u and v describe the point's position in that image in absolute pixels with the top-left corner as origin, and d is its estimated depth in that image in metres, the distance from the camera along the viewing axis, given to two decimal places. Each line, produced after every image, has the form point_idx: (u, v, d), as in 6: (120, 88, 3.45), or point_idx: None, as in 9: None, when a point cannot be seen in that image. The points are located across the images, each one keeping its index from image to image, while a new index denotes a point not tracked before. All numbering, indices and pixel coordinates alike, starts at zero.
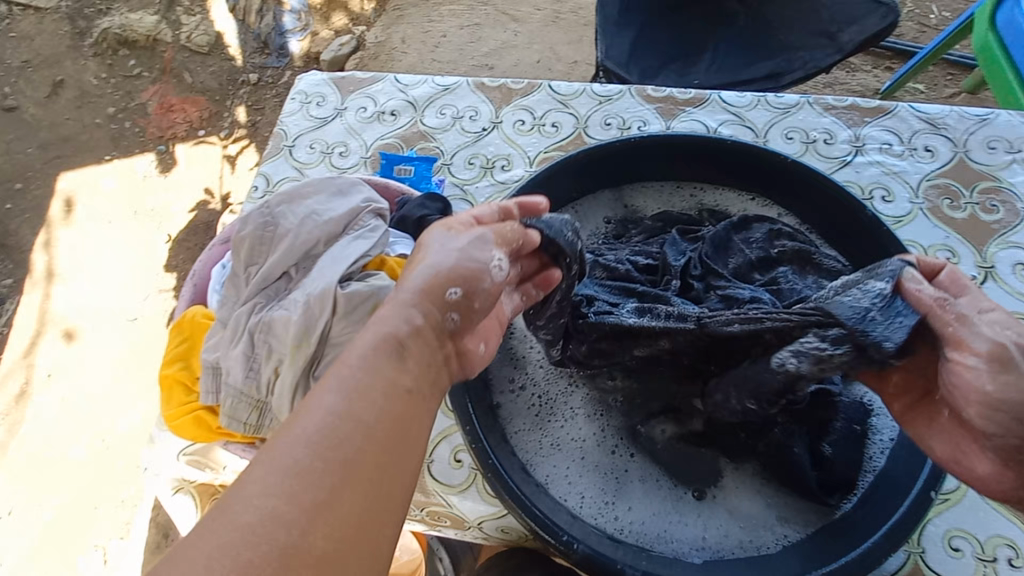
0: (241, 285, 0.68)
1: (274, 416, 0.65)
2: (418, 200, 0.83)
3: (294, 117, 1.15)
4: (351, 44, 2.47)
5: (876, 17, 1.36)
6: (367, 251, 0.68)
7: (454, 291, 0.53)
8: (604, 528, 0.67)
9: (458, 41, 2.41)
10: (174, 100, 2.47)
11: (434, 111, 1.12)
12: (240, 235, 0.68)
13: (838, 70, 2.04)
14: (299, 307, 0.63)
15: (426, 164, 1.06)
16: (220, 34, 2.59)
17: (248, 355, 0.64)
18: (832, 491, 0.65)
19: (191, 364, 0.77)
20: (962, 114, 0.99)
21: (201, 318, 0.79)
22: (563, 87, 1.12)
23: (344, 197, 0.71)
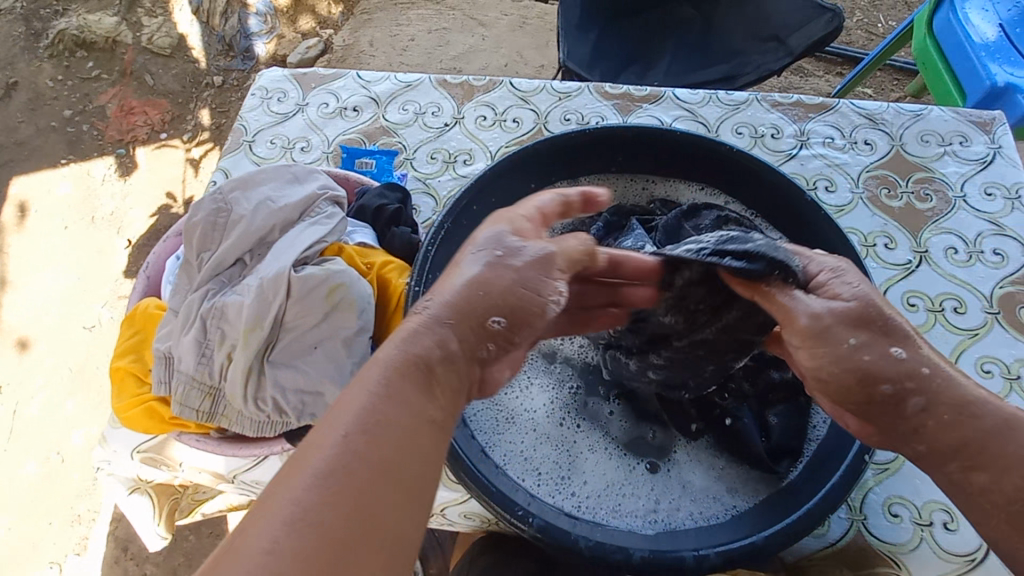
0: (193, 272, 0.68)
1: (228, 403, 0.64)
2: (377, 189, 0.84)
3: (255, 113, 1.14)
4: (318, 47, 2.46)
5: (823, 22, 1.43)
6: (322, 237, 0.68)
7: (498, 320, 0.54)
8: (559, 503, 0.68)
9: (426, 45, 2.42)
10: (135, 103, 2.41)
11: (397, 107, 1.13)
12: (192, 222, 0.67)
13: (791, 75, 2.13)
14: (252, 292, 0.63)
15: (388, 158, 1.07)
16: (183, 36, 2.54)
17: (201, 342, 0.64)
18: (779, 460, 0.69)
19: (143, 356, 0.76)
20: (898, 110, 1.05)
21: (154, 309, 0.77)
22: (524, 84, 1.14)
23: (300, 184, 0.72)
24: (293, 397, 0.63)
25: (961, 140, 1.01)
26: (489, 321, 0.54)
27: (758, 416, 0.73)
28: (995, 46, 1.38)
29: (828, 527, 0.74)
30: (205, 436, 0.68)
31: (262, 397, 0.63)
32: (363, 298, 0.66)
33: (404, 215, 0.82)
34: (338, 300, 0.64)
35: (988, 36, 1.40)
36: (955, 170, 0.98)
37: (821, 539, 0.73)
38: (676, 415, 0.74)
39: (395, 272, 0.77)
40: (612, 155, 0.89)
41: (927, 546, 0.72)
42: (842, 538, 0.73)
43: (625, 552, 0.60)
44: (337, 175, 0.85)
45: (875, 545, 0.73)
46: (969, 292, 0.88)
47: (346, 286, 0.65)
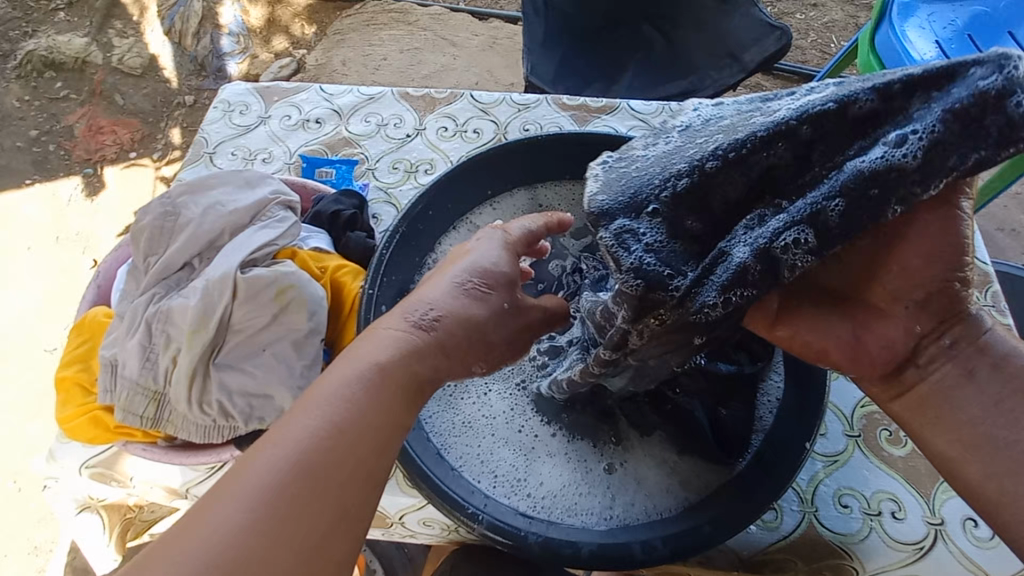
0: (141, 277, 0.68)
1: (173, 408, 0.63)
2: (333, 196, 0.85)
3: (216, 125, 1.15)
4: (291, 66, 2.48)
5: (773, 40, 1.50)
6: (273, 239, 0.69)
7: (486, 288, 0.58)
8: (514, 504, 0.68)
9: (399, 64, 2.46)
10: (104, 123, 2.39)
11: (360, 118, 1.15)
12: (139, 226, 0.67)
13: (750, 92, 2.21)
14: (198, 293, 0.63)
15: (348, 168, 1.08)
16: (155, 57, 2.54)
17: (146, 346, 0.63)
18: (729, 450, 0.69)
19: (90, 366, 0.74)
20: None
21: (101, 318, 0.76)
22: (484, 96, 1.17)
23: (251, 189, 0.72)
24: (239, 399, 0.62)
25: None
26: (471, 287, 0.58)
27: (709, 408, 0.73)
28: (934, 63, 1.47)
29: (780, 520, 0.75)
30: (152, 445, 0.67)
31: (207, 401, 0.62)
32: (314, 300, 0.66)
33: (360, 220, 0.83)
34: (286, 302, 0.64)
35: (926, 56, 1.49)
36: None
37: (774, 532, 0.74)
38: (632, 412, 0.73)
39: (350, 276, 0.77)
40: (568, 161, 0.91)
41: (876, 537, 0.73)
42: (795, 531, 0.74)
43: (573, 546, 0.61)
44: (294, 183, 0.85)
45: (826, 536, 0.74)
46: None
47: (294, 287, 0.65)
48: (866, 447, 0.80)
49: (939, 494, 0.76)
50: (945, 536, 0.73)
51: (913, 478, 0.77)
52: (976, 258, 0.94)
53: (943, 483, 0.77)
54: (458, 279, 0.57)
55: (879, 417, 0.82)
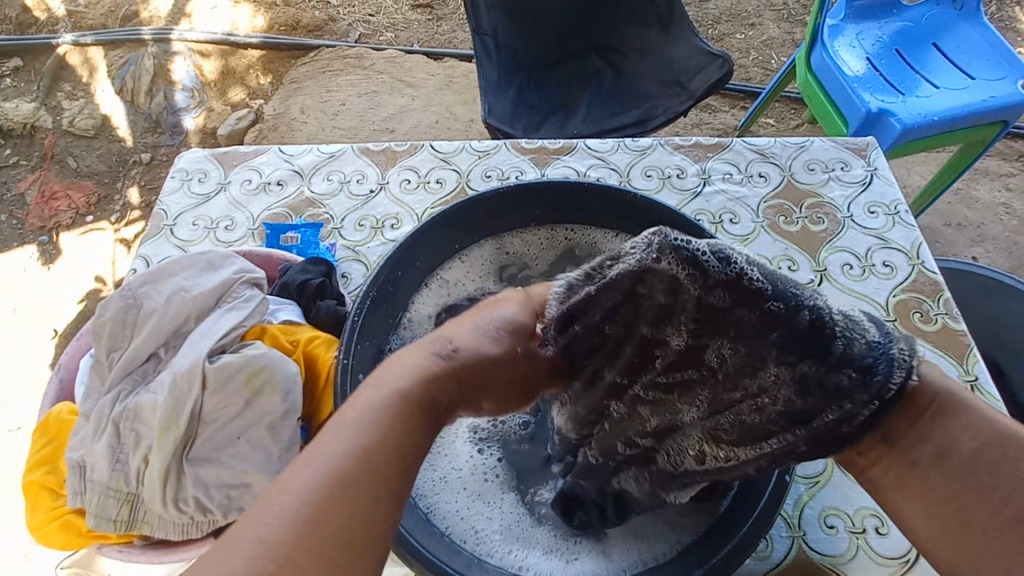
0: (105, 372, 0.66)
1: (147, 508, 0.61)
2: (300, 265, 0.84)
3: (175, 196, 1.13)
4: (249, 117, 2.48)
5: (715, 67, 1.58)
6: (240, 321, 0.68)
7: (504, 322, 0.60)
8: (507, 564, 0.67)
9: (357, 108, 2.48)
10: (57, 188, 2.33)
11: (322, 177, 1.15)
12: (100, 321, 0.66)
13: (701, 112, 2.30)
14: (166, 387, 0.61)
15: (313, 230, 1.07)
16: (107, 117, 2.49)
17: (114, 447, 0.62)
18: (713, 489, 0.69)
19: (57, 467, 0.71)
20: (784, 143, 1.15)
21: (66, 416, 0.73)
22: (444, 146, 1.19)
23: (215, 270, 0.71)
24: (217, 492, 0.61)
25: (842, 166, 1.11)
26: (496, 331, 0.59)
27: None
28: (866, 79, 1.57)
29: (771, 548, 0.76)
30: (128, 545, 0.63)
31: (183, 498, 0.60)
32: (288, 379, 0.66)
33: (329, 287, 0.83)
34: (259, 386, 0.63)
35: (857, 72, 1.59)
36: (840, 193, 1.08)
37: (767, 561, 0.75)
38: None
39: (323, 345, 0.76)
40: (534, 210, 0.91)
41: (864, 555, 0.75)
42: (786, 557, 0.75)
43: None
44: (259, 254, 0.85)
45: (817, 560, 0.75)
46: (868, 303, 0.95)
47: (265, 368, 0.64)
48: None
49: None
50: None
51: None
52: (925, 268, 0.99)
53: None
54: (484, 324, 0.59)
55: None
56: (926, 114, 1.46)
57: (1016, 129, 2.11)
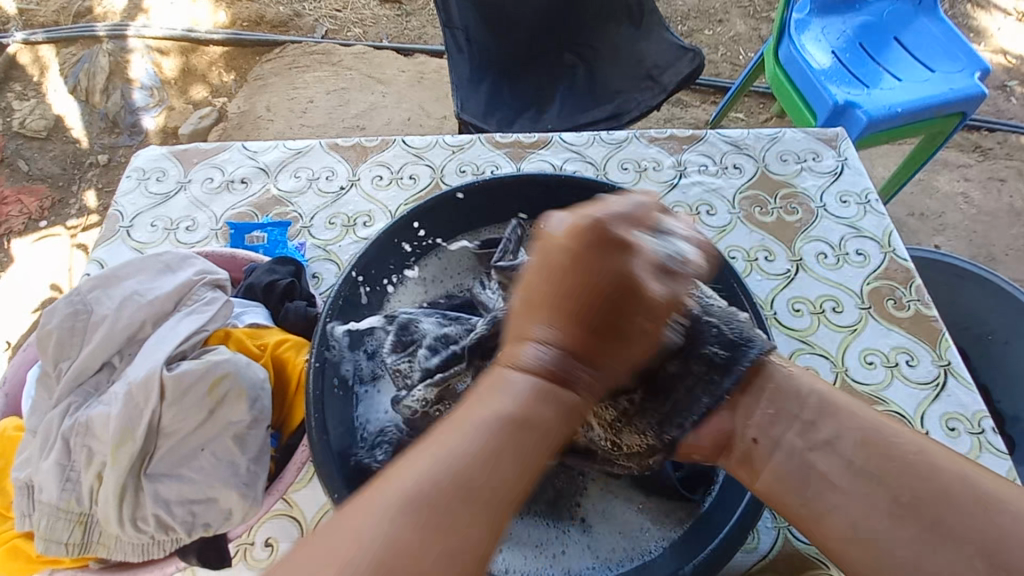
0: (53, 385, 0.61)
1: (102, 529, 0.57)
2: (266, 265, 0.80)
3: (131, 196, 1.07)
4: (213, 115, 2.38)
5: (686, 62, 1.57)
6: (201, 326, 0.64)
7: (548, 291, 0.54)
8: (489, 567, 0.65)
9: (326, 105, 2.41)
10: (6, 191, 2.20)
11: (289, 174, 1.11)
12: (46, 329, 0.61)
13: (673, 107, 2.31)
14: (120, 399, 0.57)
15: (280, 229, 1.03)
16: (60, 117, 2.37)
17: (64, 465, 0.57)
18: (694, 487, 0.70)
19: (2, 489, 0.66)
20: (757, 135, 1.15)
21: (12, 432, 0.68)
22: (416, 141, 1.15)
23: (173, 272, 0.67)
24: (179, 509, 0.57)
25: (813, 156, 1.12)
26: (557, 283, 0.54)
27: None
28: (832, 72, 1.59)
29: (757, 540, 0.75)
30: (83, 570, 0.58)
31: (141, 517, 0.56)
32: (254, 385, 0.62)
33: (298, 288, 0.79)
34: (223, 394, 0.60)
35: (823, 65, 1.61)
36: (813, 183, 1.09)
37: (753, 553, 0.74)
38: None
39: (292, 349, 0.72)
40: (511, 204, 0.89)
41: None
42: (772, 549, 0.75)
43: None
44: (222, 255, 0.80)
45: (802, 549, 0.75)
46: (843, 292, 0.96)
47: (230, 375, 0.60)
48: None
49: None
50: None
51: None
52: (897, 256, 1.00)
53: None
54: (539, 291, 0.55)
55: None
56: (890, 106, 1.49)
57: (974, 121, 2.19)
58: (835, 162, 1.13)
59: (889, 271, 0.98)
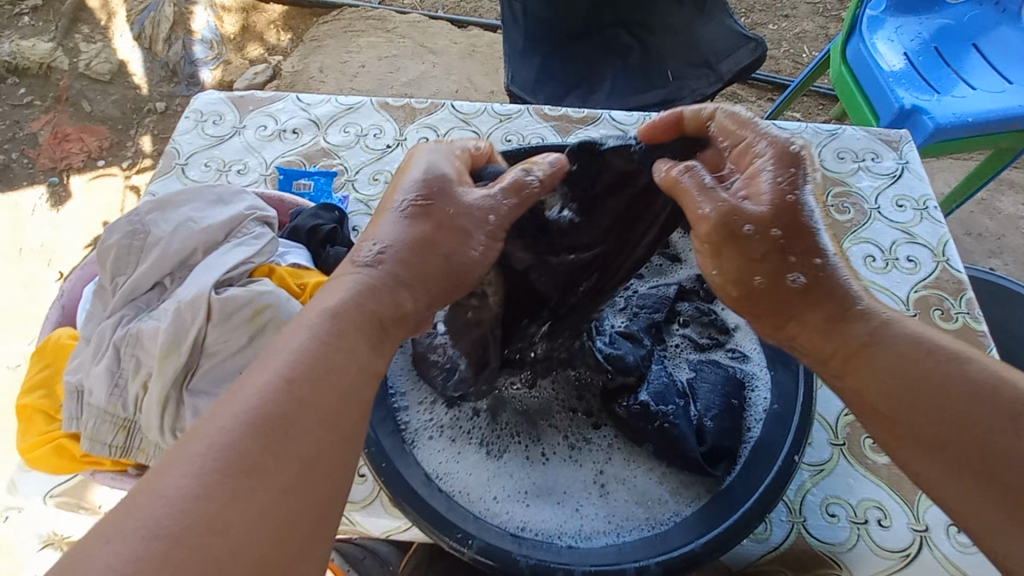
0: (108, 298, 0.65)
1: (143, 436, 0.61)
2: (312, 210, 0.82)
3: (188, 136, 1.11)
4: (267, 73, 2.43)
5: (748, 51, 1.53)
6: (248, 257, 0.66)
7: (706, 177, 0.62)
8: (503, 524, 0.65)
9: (377, 71, 2.43)
10: (69, 130, 2.30)
11: (338, 129, 1.13)
12: (106, 244, 0.64)
13: (726, 101, 2.24)
14: (170, 315, 0.60)
15: (327, 179, 1.05)
16: (123, 62, 2.46)
17: (113, 372, 0.61)
18: (716, 463, 0.68)
19: (54, 391, 0.71)
20: (815, 129, 1.11)
21: (66, 340, 0.73)
22: (465, 107, 1.16)
23: (225, 205, 0.70)
24: None
25: (873, 156, 1.08)
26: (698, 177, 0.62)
27: (693, 420, 0.71)
28: (902, 75, 1.52)
29: (769, 532, 0.74)
30: (122, 473, 0.63)
31: (181, 428, 0.59)
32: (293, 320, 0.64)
33: (340, 234, 0.81)
34: (264, 322, 0.62)
35: (894, 67, 1.54)
36: (869, 185, 1.05)
37: (764, 544, 0.74)
38: (631, 426, 0.71)
39: None
40: None
41: (864, 545, 0.73)
42: (784, 542, 0.74)
43: (567, 570, 0.58)
44: (270, 197, 0.83)
45: (816, 546, 0.74)
46: (888, 296, 0.93)
47: (272, 307, 0.62)
48: (850, 455, 0.80)
49: (921, 501, 0.77)
50: (930, 542, 0.74)
51: (897, 485, 0.78)
52: (950, 266, 0.96)
53: None
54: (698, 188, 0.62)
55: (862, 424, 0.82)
56: (960, 114, 1.41)
57: None
58: (895, 165, 1.08)
59: (939, 280, 0.95)
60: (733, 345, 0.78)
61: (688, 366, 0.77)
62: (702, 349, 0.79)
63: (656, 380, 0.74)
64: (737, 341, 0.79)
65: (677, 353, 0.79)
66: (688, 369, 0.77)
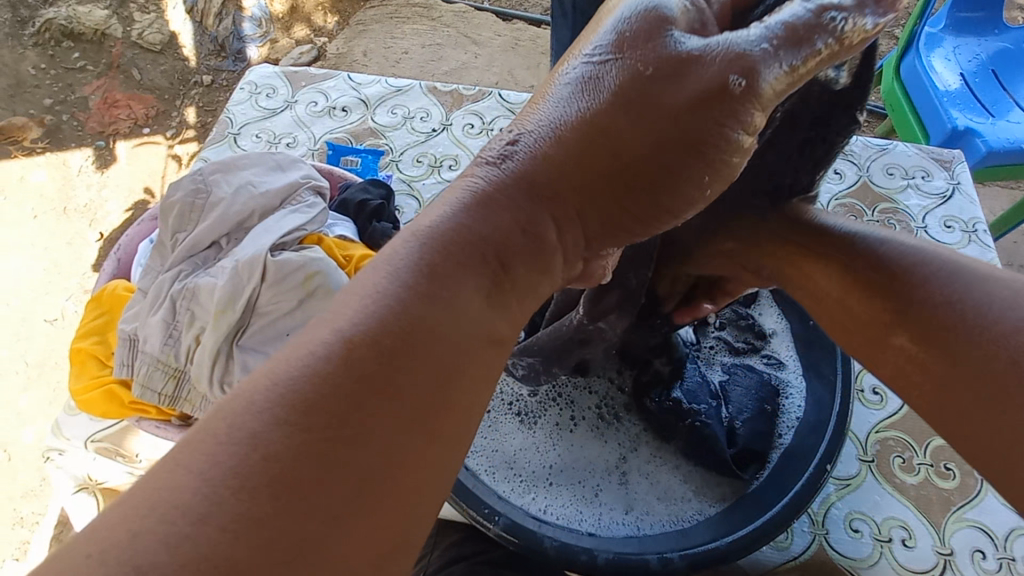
0: (166, 253, 0.68)
1: (191, 387, 0.63)
2: (361, 185, 0.84)
3: (242, 106, 1.14)
4: (311, 54, 2.47)
5: None
6: (300, 225, 0.68)
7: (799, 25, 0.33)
8: (526, 504, 0.67)
9: (419, 58, 2.45)
10: (119, 96, 2.37)
11: (386, 110, 1.14)
12: (170, 201, 0.67)
13: None
14: (227, 273, 0.63)
15: (374, 158, 1.08)
16: (174, 34, 2.52)
17: (169, 322, 0.63)
18: (745, 466, 0.68)
19: (107, 339, 0.74)
20: (866, 143, 1.09)
21: (121, 292, 0.76)
22: (512, 96, 1.17)
23: (283, 171, 0.72)
24: None
25: (923, 174, 1.06)
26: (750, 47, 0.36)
27: (724, 421, 0.72)
28: (956, 95, 1.48)
29: (791, 541, 0.74)
30: (166, 423, 0.65)
31: (228, 382, 0.62)
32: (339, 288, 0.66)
33: (386, 210, 0.82)
34: (314, 287, 0.64)
35: (950, 86, 1.50)
36: (917, 203, 1.03)
37: (784, 552, 0.73)
38: (660, 422, 0.72)
39: None
40: None
41: (886, 563, 0.73)
42: (805, 552, 0.74)
43: (590, 554, 0.59)
44: (321, 169, 0.85)
45: (836, 560, 0.73)
46: None
47: (322, 274, 0.64)
48: (879, 473, 0.79)
49: (949, 524, 0.75)
50: (954, 566, 0.73)
51: (924, 506, 0.76)
52: None
53: (954, 513, 0.76)
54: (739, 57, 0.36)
55: (892, 443, 0.81)
56: (1014, 140, 1.37)
57: None
58: (945, 185, 1.06)
59: None
60: (770, 350, 0.77)
61: (721, 368, 0.77)
62: (735, 351, 0.78)
63: (690, 379, 0.74)
64: (774, 346, 0.77)
65: (710, 354, 0.79)
66: (720, 371, 0.77)
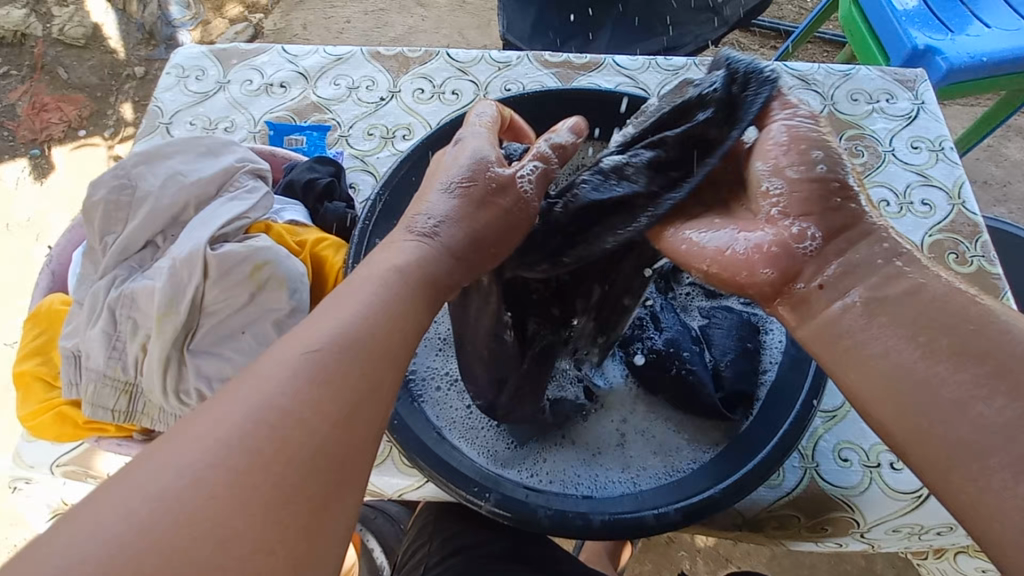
0: (98, 259, 0.62)
1: (146, 400, 0.59)
2: (306, 164, 0.78)
3: (171, 93, 1.05)
4: (248, 32, 2.31)
5: None
6: (243, 213, 0.63)
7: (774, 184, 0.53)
8: (518, 476, 0.65)
9: (363, 26, 2.32)
10: (47, 99, 2.20)
11: (328, 81, 1.07)
12: (92, 200, 0.61)
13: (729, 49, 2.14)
14: (165, 273, 0.58)
15: (320, 134, 1.01)
16: (98, 26, 2.33)
17: (110, 334, 0.59)
18: (734, 407, 0.67)
19: (50, 358, 0.68)
20: (828, 70, 1.06)
21: (58, 305, 0.70)
22: (461, 54, 1.10)
23: (215, 157, 0.66)
24: (220, 386, 0.58)
25: (887, 97, 1.04)
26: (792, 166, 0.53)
27: (709, 365, 0.70)
28: (914, 13, 1.44)
29: (782, 478, 0.74)
30: (127, 439, 0.61)
31: (184, 390, 0.58)
32: (294, 276, 0.62)
33: (337, 189, 0.77)
34: (264, 279, 0.60)
35: (908, 4, 1.45)
36: (883, 126, 1.01)
37: (777, 490, 0.74)
38: (645, 373, 0.72)
39: (331, 248, 0.71)
40: None
41: (877, 488, 0.74)
42: (797, 487, 0.74)
43: (585, 517, 0.58)
44: (262, 151, 0.79)
45: (827, 490, 0.74)
46: None
47: (272, 263, 0.60)
48: None
49: None
50: None
51: None
52: (965, 209, 0.93)
53: None
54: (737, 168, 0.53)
55: None
56: (974, 54, 1.35)
57: None
58: (909, 107, 1.04)
59: (954, 224, 0.92)
60: None
61: (700, 313, 0.76)
62: (712, 294, 0.77)
63: (671, 327, 0.74)
64: None
65: (686, 300, 0.77)
66: (698, 316, 0.76)
